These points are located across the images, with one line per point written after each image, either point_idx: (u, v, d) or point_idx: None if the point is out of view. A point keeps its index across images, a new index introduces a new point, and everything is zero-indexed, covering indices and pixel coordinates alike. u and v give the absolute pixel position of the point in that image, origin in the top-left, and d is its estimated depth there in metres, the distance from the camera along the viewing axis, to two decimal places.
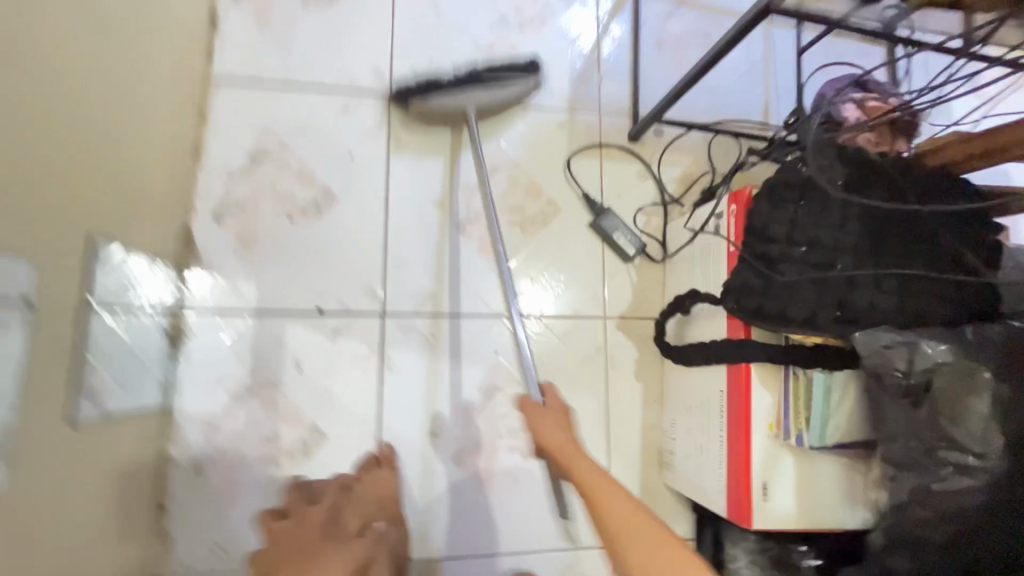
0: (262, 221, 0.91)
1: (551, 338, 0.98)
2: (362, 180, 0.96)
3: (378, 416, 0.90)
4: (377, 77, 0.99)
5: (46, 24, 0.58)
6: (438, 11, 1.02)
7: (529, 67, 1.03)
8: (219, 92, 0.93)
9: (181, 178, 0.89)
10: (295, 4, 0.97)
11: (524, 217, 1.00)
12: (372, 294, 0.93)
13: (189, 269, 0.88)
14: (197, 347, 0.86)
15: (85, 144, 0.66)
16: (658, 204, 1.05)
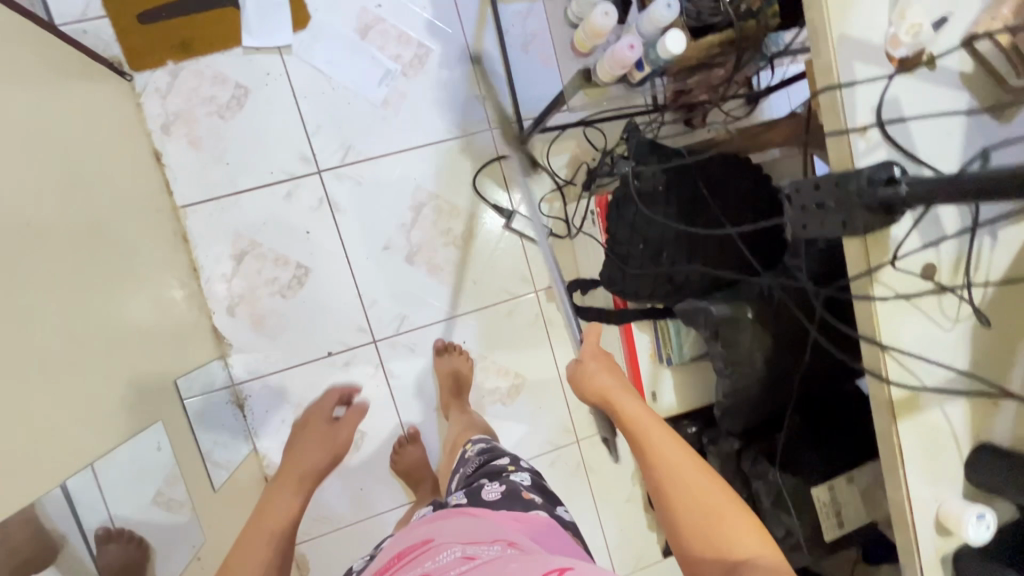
0: (264, 303, 1.20)
1: (501, 318, 1.31)
2: (322, 247, 1.21)
3: (396, 409, 1.27)
4: (304, 160, 1.19)
5: (70, 278, 0.82)
6: (330, 84, 1.19)
7: (423, 112, 1.23)
8: (190, 216, 1.16)
9: (195, 291, 1.16)
10: (215, 120, 1.15)
11: (454, 235, 1.27)
12: (362, 329, 1.25)
13: (229, 353, 1.20)
14: (255, 403, 1.22)
15: (129, 328, 0.92)
16: (556, 190, 1.29)
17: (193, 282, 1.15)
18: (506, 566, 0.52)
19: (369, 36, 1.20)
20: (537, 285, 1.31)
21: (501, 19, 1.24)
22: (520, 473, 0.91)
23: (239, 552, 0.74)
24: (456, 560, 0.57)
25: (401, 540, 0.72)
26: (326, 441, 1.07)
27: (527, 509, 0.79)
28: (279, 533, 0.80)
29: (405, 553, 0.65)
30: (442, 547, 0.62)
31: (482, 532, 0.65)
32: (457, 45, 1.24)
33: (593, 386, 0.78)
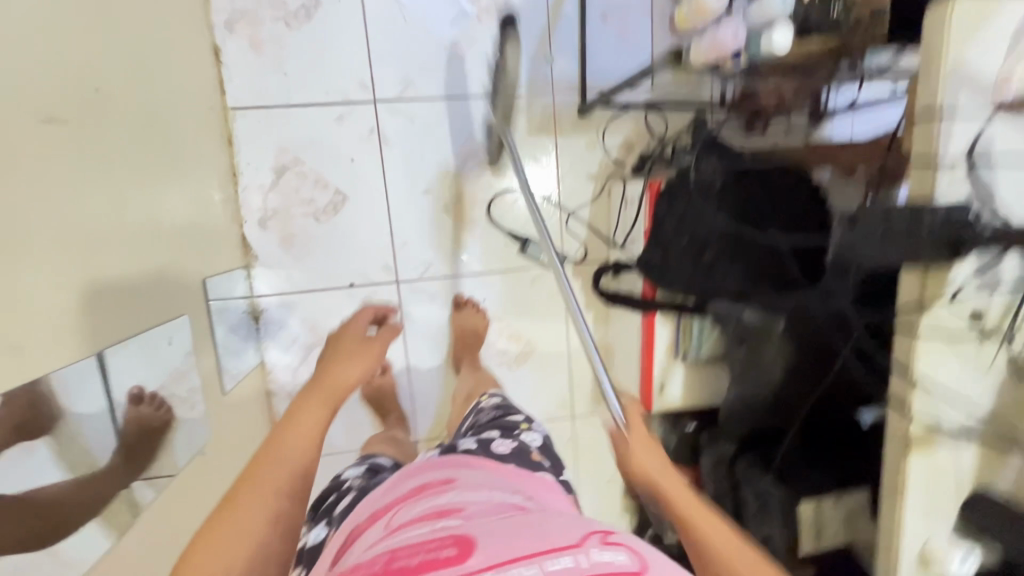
0: (296, 223, 1.19)
1: (524, 284, 1.31)
2: (363, 178, 1.20)
3: (404, 352, 1.29)
4: (362, 87, 1.17)
5: (126, 159, 0.81)
6: (402, 13, 1.15)
7: (488, 60, 1.20)
8: (237, 120, 1.14)
9: (230, 197, 1.15)
10: (279, 26, 1.12)
11: (495, 193, 1.26)
12: (387, 268, 1.25)
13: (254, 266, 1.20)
14: (270, 319, 1.22)
15: (168, 221, 0.92)
16: (605, 168, 1.29)
17: (229, 188, 1.14)
18: (551, 521, 0.53)
19: None
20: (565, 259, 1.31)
21: None
22: (531, 433, 0.93)
23: (271, 455, 0.78)
24: (489, 504, 0.59)
25: (411, 476, 0.72)
26: (364, 350, 1.08)
27: (537, 467, 0.81)
28: (334, 393, 0.97)
29: (427, 489, 0.65)
30: (467, 487, 0.64)
31: (500, 483, 0.68)
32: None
33: None
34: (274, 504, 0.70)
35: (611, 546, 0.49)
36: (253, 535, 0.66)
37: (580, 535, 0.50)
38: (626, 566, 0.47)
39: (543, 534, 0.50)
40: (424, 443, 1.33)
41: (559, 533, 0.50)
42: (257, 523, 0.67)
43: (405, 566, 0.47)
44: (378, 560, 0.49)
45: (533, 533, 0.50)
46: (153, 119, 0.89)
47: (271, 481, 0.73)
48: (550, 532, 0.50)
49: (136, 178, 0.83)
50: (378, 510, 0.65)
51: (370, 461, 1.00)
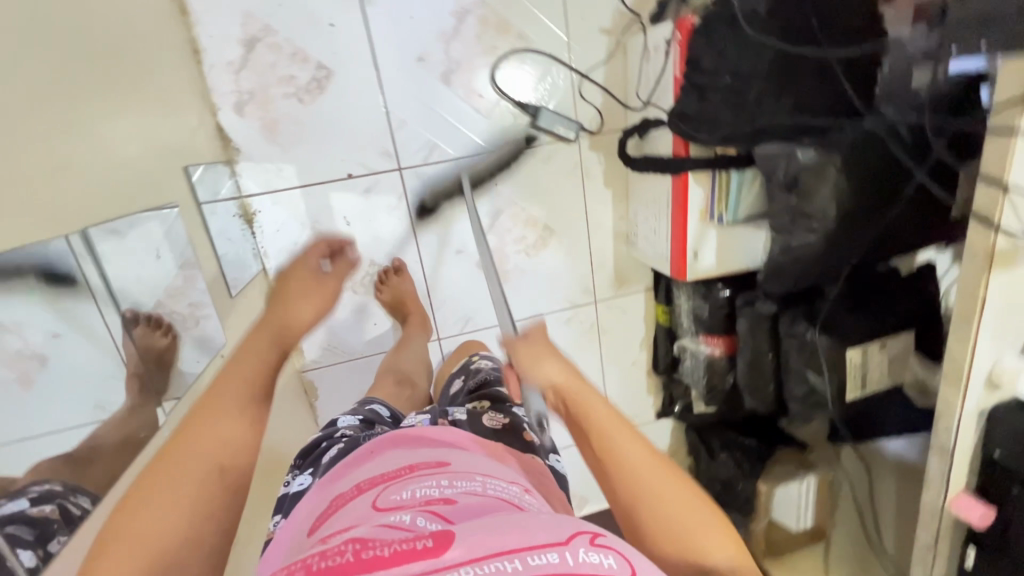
0: (278, 107, 1.05)
1: (537, 162, 1.20)
2: (347, 47, 1.04)
3: (415, 246, 1.20)
4: None
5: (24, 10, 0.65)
6: None
7: None
8: None
9: (194, 79, 0.99)
10: None
11: (497, 56, 1.11)
12: (387, 153, 1.12)
13: (239, 163, 1.07)
14: (264, 220, 1.10)
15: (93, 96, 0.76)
16: (620, 20, 1.14)
17: (193, 67, 0.98)
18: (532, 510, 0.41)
19: None
20: (581, 131, 1.19)
21: None
22: (521, 410, 0.84)
23: (209, 410, 0.65)
24: (483, 497, 0.48)
25: (402, 444, 0.64)
26: (313, 288, 0.80)
27: (527, 450, 0.72)
28: (282, 339, 0.73)
29: (418, 468, 0.56)
30: (460, 472, 0.54)
31: (499, 470, 0.58)
32: None
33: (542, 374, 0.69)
34: (210, 459, 0.62)
35: (603, 545, 0.38)
36: (190, 480, 0.59)
37: (569, 531, 0.39)
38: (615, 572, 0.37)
39: (531, 523, 0.39)
40: (448, 341, 1.28)
41: (542, 523, 0.39)
42: (191, 467, 0.60)
43: (377, 558, 0.35)
44: (340, 548, 0.37)
45: (511, 520, 0.39)
46: None
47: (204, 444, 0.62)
48: (534, 521, 0.39)
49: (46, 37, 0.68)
50: (370, 477, 0.56)
51: (370, 408, 0.87)
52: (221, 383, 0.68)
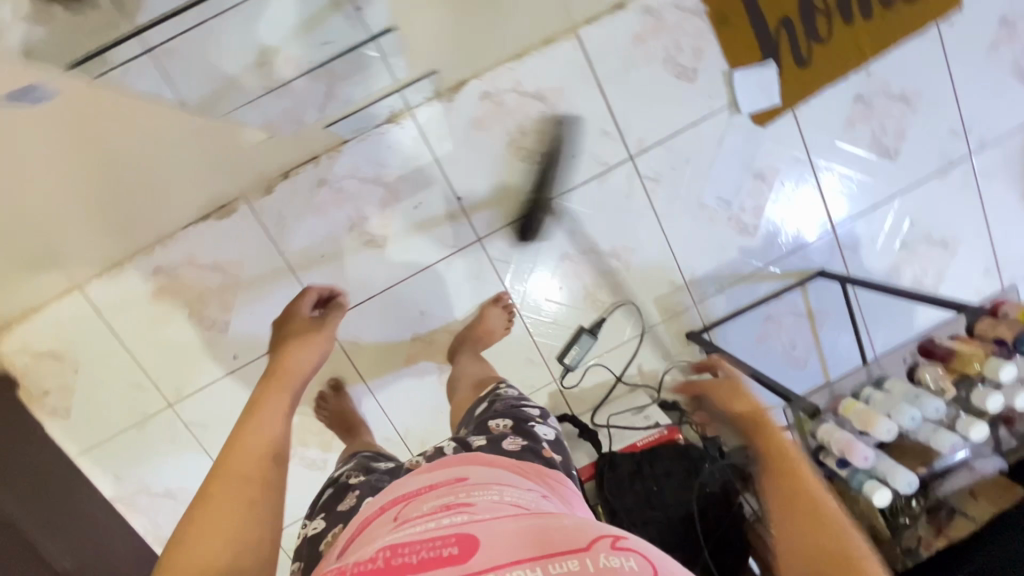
0: (496, 127, 1.20)
1: (523, 354, 1.33)
2: (560, 174, 1.24)
3: (412, 272, 1.25)
4: (637, 143, 1.25)
5: None
6: (708, 154, 1.28)
7: (698, 243, 1.33)
8: (565, 44, 1.18)
9: (495, 60, 1.16)
10: (660, 55, 1.21)
11: (594, 293, 1.31)
12: (486, 224, 1.25)
13: (437, 102, 1.17)
14: (394, 134, 1.17)
15: None
16: (652, 376, 1.38)
17: (504, 56, 1.16)
18: (559, 523, 0.54)
19: (755, 181, 1.31)
20: (559, 378, 1.34)
21: (788, 294, 1.39)
22: (545, 426, 0.95)
23: (261, 427, 0.71)
24: (500, 503, 0.60)
25: (419, 477, 0.74)
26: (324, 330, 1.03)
27: (545, 463, 0.83)
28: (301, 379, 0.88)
29: (439, 486, 0.68)
30: (478, 485, 0.66)
31: (511, 480, 0.71)
32: (760, 258, 1.37)
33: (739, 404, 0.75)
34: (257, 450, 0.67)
35: (623, 549, 0.50)
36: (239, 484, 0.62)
37: (593, 538, 0.51)
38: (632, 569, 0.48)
39: (556, 528, 0.52)
40: (329, 329, 1.24)
41: (568, 533, 0.51)
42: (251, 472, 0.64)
43: (406, 563, 0.48)
44: (373, 555, 0.49)
45: (549, 530, 0.52)
46: None
47: (258, 445, 0.68)
48: (561, 535, 0.51)
49: None
50: (395, 500, 0.69)
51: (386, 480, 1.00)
52: (257, 408, 0.75)
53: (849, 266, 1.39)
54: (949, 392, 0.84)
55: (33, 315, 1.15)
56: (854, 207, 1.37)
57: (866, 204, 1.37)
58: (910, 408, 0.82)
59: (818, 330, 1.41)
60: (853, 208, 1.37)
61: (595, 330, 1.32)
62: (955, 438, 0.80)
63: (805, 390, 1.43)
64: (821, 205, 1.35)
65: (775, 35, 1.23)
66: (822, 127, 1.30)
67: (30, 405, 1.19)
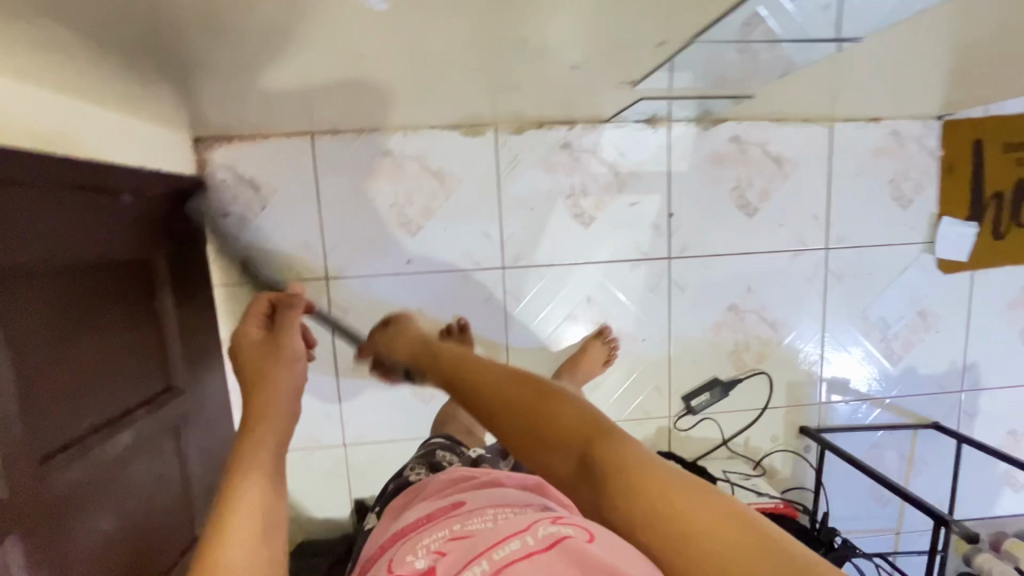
0: (732, 171, 1.28)
1: (654, 380, 1.35)
2: (764, 235, 1.31)
3: (599, 260, 1.29)
4: (836, 239, 1.34)
5: (898, 58, 0.93)
6: (889, 275, 1.37)
7: (847, 350, 1.39)
8: (819, 130, 1.29)
9: (760, 117, 1.26)
10: (888, 176, 1.32)
11: (741, 353, 1.35)
12: (681, 248, 1.30)
13: (695, 127, 1.26)
14: (645, 135, 1.26)
15: (815, 73, 1.00)
16: (753, 453, 1.40)
17: (769, 117, 1.26)
18: (491, 532, 0.55)
19: (916, 318, 1.39)
20: (674, 417, 1.36)
21: (901, 432, 1.44)
22: None
23: (253, 476, 0.69)
24: (412, 548, 0.63)
25: (423, 505, 0.81)
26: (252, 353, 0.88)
27: None
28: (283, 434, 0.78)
29: (434, 515, 0.74)
30: (476, 508, 0.72)
31: (509, 496, 0.76)
32: (890, 387, 1.42)
33: (483, 381, 0.71)
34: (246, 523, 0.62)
35: (562, 522, 0.53)
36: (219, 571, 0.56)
37: (531, 524, 0.53)
38: (572, 534, 0.51)
39: (507, 526, 0.55)
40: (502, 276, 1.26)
41: (510, 531, 0.53)
42: (240, 540, 0.60)
43: None
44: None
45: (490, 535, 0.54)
46: (896, 76, 1.03)
47: (257, 460, 0.71)
48: (501, 533, 0.53)
49: (872, 63, 0.94)
50: (392, 536, 0.75)
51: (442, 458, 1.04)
52: (241, 455, 0.72)
53: (960, 429, 1.45)
54: None
55: (258, 140, 1.17)
56: (986, 379, 1.44)
57: (996, 382, 1.45)
58: None
59: (911, 476, 1.45)
60: (984, 379, 1.44)
61: (728, 386, 1.35)
62: None
63: (879, 528, 1.45)
64: (960, 365, 1.43)
65: (985, 202, 1.35)
66: (989, 300, 1.40)
67: (205, 218, 1.18)
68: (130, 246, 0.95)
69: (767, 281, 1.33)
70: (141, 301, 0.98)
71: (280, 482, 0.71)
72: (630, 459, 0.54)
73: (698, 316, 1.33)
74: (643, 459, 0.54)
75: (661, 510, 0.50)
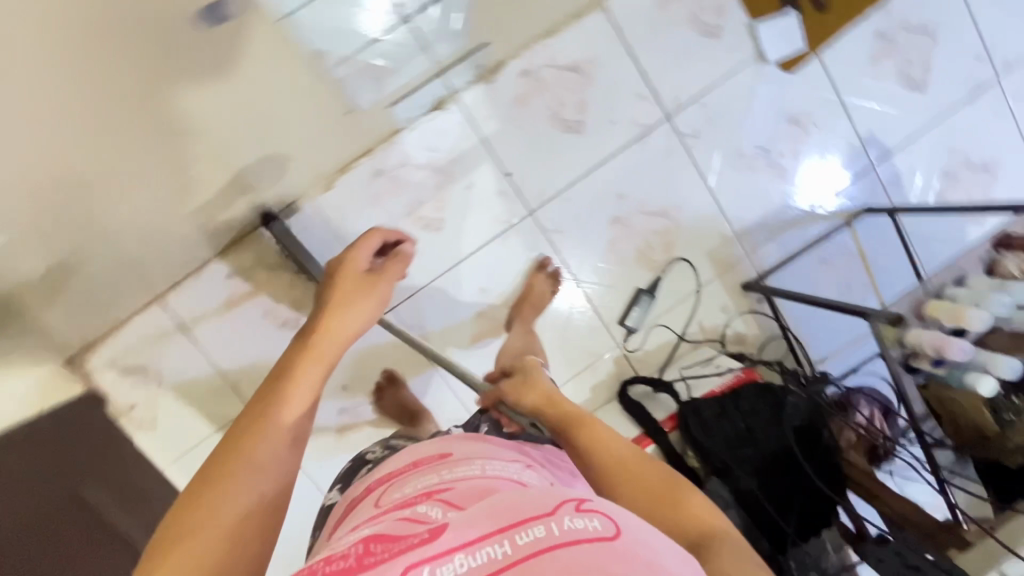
0: (538, 102, 1.25)
1: (585, 322, 1.35)
2: (603, 140, 1.28)
3: (470, 251, 1.28)
4: (672, 103, 1.29)
5: None
6: (742, 105, 1.32)
7: (744, 193, 1.35)
8: (596, 15, 1.24)
9: (532, 39, 1.22)
10: (685, 16, 1.26)
11: (648, 253, 1.33)
12: (536, 198, 1.29)
13: (480, 84, 1.23)
14: (441, 119, 1.23)
15: None
16: (713, 332, 1.39)
17: (540, 34, 1.22)
18: (520, 494, 0.48)
19: (791, 126, 1.34)
20: (622, 343, 1.35)
21: (838, 234, 1.40)
22: (537, 402, 0.95)
23: (268, 430, 0.63)
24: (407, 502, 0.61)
25: (401, 456, 0.86)
26: (355, 291, 0.82)
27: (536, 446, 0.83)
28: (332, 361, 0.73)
29: (422, 463, 0.78)
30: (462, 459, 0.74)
31: (493, 452, 0.78)
32: (805, 202, 1.38)
33: (591, 435, 0.68)
34: (266, 479, 0.59)
35: (587, 511, 0.44)
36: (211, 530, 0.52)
37: (557, 503, 0.45)
38: (598, 532, 0.42)
39: (527, 493, 0.48)
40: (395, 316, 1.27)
41: (533, 499, 0.46)
42: (268, 461, 0.60)
43: (374, 564, 0.41)
44: (346, 552, 0.44)
45: (520, 497, 0.47)
46: None
47: (291, 416, 0.65)
48: (524, 503, 0.46)
49: None
50: (380, 482, 0.79)
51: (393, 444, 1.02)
52: (288, 371, 0.69)
53: (893, 200, 1.41)
54: None
55: (118, 328, 1.20)
56: (890, 142, 1.39)
57: (902, 140, 1.39)
58: (996, 298, 0.84)
59: (872, 269, 1.42)
60: (889, 144, 1.39)
61: (652, 290, 1.33)
62: None
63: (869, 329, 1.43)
64: (857, 145, 1.38)
65: None
66: (848, 70, 1.34)
67: (118, 418, 1.23)
68: (50, 485, 0.97)
69: (632, 178, 1.31)
70: (86, 523, 1.00)
71: (317, 403, 0.69)
72: (642, 462, 0.63)
73: (589, 246, 1.32)
74: (626, 451, 0.65)
75: (675, 508, 0.58)
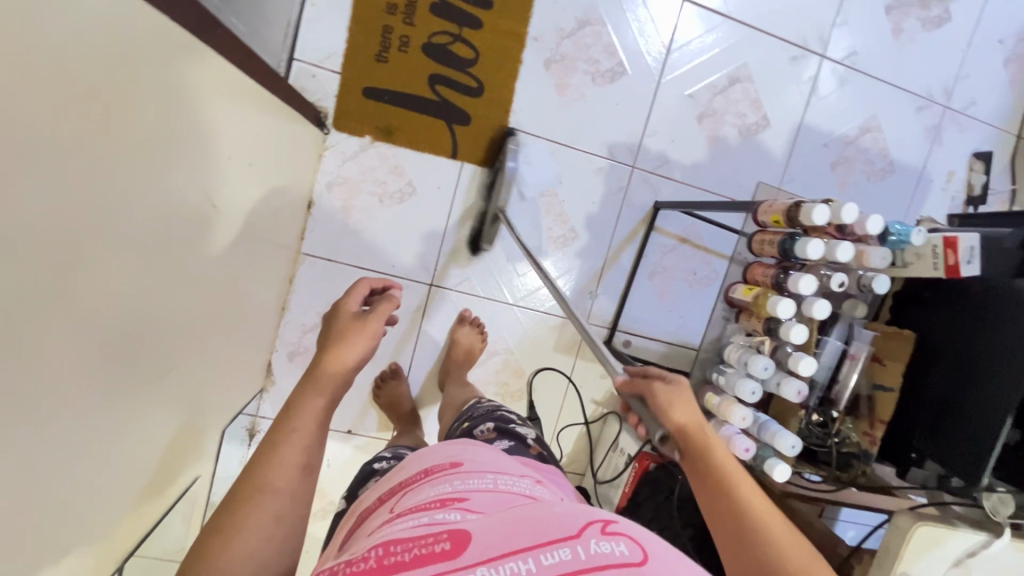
0: None
1: None
2: (395, 345, 1.30)
3: None
4: (425, 270, 1.28)
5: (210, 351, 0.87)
6: (484, 219, 1.28)
7: (545, 281, 1.33)
8: (304, 265, 1.23)
9: (273, 330, 1.22)
10: (374, 201, 1.23)
11: (506, 390, 1.35)
12: (386, 424, 1.34)
13: (267, 390, 1.26)
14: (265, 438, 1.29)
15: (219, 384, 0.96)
16: (609, 398, 1.41)
17: (276, 320, 1.22)
18: (547, 509, 0.44)
19: (537, 200, 1.29)
20: None
21: (648, 243, 1.35)
22: (525, 428, 0.96)
23: (297, 420, 0.68)
24: (494, 494, 0.51)
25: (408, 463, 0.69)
26: (356, 331, 0.79)
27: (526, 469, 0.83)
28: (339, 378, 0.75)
29: (436, 471, 0.60)
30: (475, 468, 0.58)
31: (507, 466, 0.62)
32: (602, 244, 1.34)
33: (679, 414, 0.67)
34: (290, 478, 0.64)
35: (613, 534, 0.42)
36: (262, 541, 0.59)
37: (582, 524, 0.42)
38: (626, 559, 0.40)
39: (548, 514, 0.43)
40: None
41: (555, 520, 0.42)
42: (279, 483, 0.63)
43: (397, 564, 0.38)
44: (364, 555, 0.40)
45: (533, 516, 0.43)
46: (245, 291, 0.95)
47: (307, 418, 0.69)
48: (547, 517, 0.42)
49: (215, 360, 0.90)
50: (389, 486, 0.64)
51: (392, 450, 1.02)
52: (298, 405, 0.70)
53: (674, 176, 1.34)
54: (768, 339, 0.83)
55: None
56: (633, 132, 1.31)
57: (642, 125, 1.31)
58: (746, 384, 0.82)
59: (702, 244, 1.38)
60: (632, 136, 1.31)
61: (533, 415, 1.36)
62: (796, 385, 0.79)
63: None
64: (607, 162, 1.31)
65: (439, 99, 1.20)
66: (546, 114, 1.26)
67: None
68: None
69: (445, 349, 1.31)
70: None
71: (326, 426, 0.71)
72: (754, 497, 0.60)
73: None
74: (753, 494, 0.60)
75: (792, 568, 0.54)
